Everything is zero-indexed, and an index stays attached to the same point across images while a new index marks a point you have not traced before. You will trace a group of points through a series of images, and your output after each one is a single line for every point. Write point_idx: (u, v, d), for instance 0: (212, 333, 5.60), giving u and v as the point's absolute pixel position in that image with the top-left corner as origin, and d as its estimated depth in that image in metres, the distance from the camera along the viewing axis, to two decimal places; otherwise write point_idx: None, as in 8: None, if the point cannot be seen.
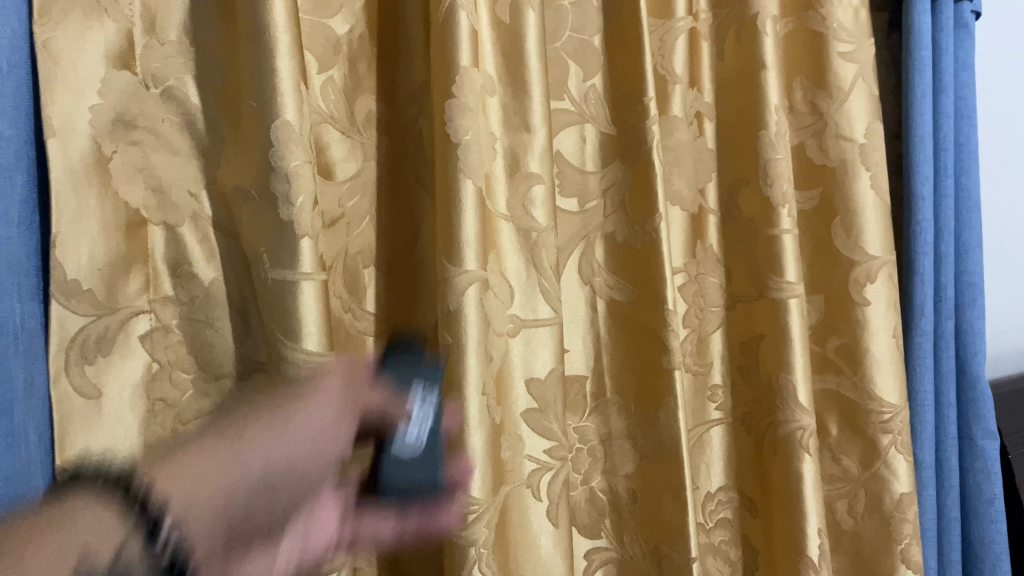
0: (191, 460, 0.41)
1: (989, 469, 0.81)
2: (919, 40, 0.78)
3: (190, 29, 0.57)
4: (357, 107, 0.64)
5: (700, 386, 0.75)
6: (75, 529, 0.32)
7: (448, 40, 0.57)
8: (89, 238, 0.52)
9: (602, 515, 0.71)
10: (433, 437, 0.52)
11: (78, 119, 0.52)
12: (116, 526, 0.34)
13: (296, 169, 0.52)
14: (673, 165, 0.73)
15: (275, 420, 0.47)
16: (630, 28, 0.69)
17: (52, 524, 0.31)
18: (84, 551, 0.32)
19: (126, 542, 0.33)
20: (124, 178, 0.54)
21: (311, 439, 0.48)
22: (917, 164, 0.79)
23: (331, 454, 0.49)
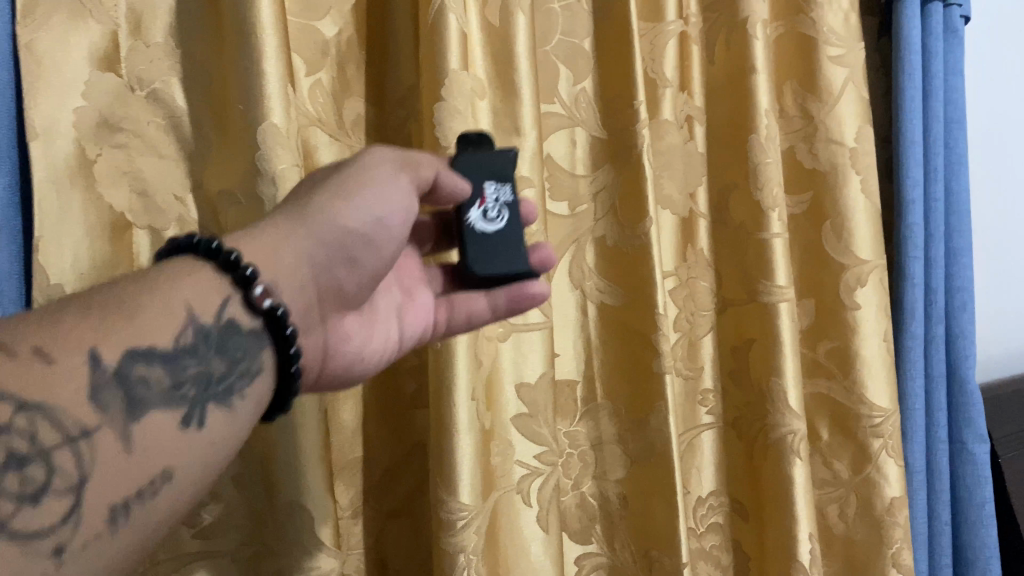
0: (279, 221, 0.44)
1: (979, 472, 0.81)
2: (909, 45, 0.78)
3: (177, 32, 0.57)
4: (346, 110, 0.64)
5: (690, 391, 0.75)
6: (179, 285, 0.38)
7: (436, 42, 0.57)
8: (73, 242, 0.51)
9: (592, 520, 0.71)
10: (508, 225, 0.54)
11: (61, 121, 0.51)
12: (219, 277, 0.40)
13: (284, 173, 0.52)
14: (663, 168, 0.73)
15: (347, 183, 0.46)
16: (621, 31, 0.69)
17: (159, 282, 0.38)
18: (188, 305, 0.38)
19: (230, 296, 0.40)
20: (109, 182, 0.53)
21: (369, 223, 0.46)
22: (907, 167, 0.79)
23: (396, 234, 0.48)
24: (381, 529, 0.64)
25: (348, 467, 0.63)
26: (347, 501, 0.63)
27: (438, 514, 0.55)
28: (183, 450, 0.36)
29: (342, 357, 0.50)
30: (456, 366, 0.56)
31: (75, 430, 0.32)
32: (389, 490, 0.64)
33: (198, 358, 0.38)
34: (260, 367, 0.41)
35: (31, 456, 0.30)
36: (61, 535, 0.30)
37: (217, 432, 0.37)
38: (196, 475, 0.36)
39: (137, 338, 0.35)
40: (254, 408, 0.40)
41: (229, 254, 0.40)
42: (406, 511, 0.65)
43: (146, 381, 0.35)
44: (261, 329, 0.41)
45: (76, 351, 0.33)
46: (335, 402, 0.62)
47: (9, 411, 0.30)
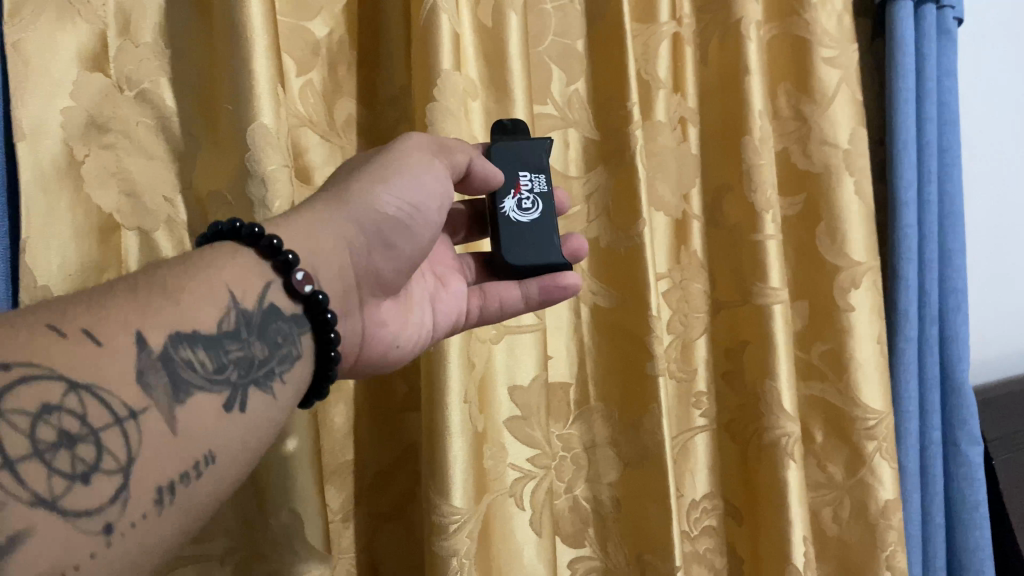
0: (319, 205, 0.45)
1: (973, 475, 0.81)
2: (903, 46, 0.78)
3: (166, 31, 0.56)
4: (337, 111, 0.64)
5: (684, 394, 0.75)
6: (220, 270, 0.39)
7: (428, 43, 0.56)
8: (60, 244, 0.50)
9: (585, 524, 0.71)
10: (542, 216, 0.56)
11: (49, 122, 0.50)
12: (260, 264, 0.41)
13: (273, 174, 0.52)
14: (656, 171, 0.73)
15: (383, 170, 0.47)
16: (614, 32, 0.68)
17: (200, 268, 0.38)
18: (230, 289, 0.38)
19: (271, 282, 0.41)
20: (97, 183, 0.53)
21: (405, 209, 0.48)
22: (901, 169, 0.78)
23: (431, 219, 0.50)
24: (374, 531, 0.64)
25: (339, 470, 0.62)
26: (339, 505, 0.63)
27: (429, 518, 0.55)
28: (228, 431, 0.35)
29: (379, 343, 0.51)
30: (448, 369, 0.55)
31: (124, 410, 0.31)
32: (381, 493, 0.64)
33: (242, 341, 0.38)
34: (299, 353, 0.41)
35: (81, 435, 0.29)
36: (108, 515, 0.29)
37: (259, 415, 0.37)
38: (238, 459, 0.36)
39: (184, 319, 0.35)
40: (294, 394, 0.40)
41: (271, 239, 0.41)
42: (399, 514, 0.64)
43: (193, 360, 0.35)
44: (299, 315, 0.42)
45: (124, 329, 0.33)
46: (326, 405, 0.62)
47: (59, 391, 0.29)
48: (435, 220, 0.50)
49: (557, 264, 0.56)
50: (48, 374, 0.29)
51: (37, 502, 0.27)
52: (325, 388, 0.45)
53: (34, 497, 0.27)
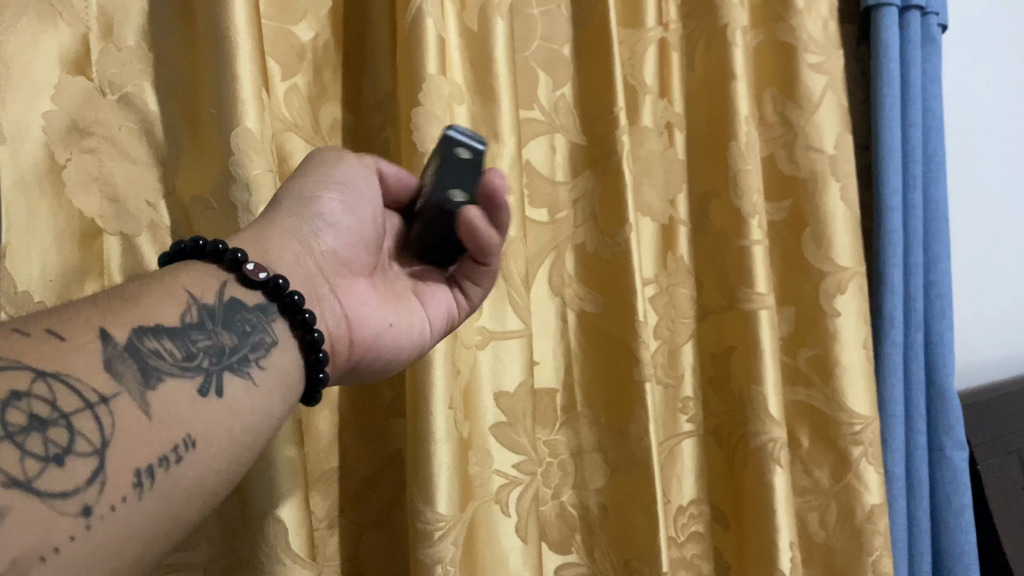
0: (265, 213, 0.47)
1: (958, 480, 0.82)
2: (887, 52, 0.79)
3: (149, 34, 0.56)
4: (322, 116, 0.63)
5: (671, 399, 0.75)
6: (176, 277, 0.40)
7: (413, 47, 0.56)
8: (41, 248, 0.50)
9: (572, 530, 0.70)
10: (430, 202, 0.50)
11: (29, 125, 0.50)
12: (213, 270, 0.42)
13: (257, 178, 0.51)
14: (643, 176, 0.73)
15: (321, 172, 0.49)
16: (600, 38, 0.68)
17: (157, 277, 0.39)
18: (188, 289, 0.39)
19: (227, 281, 0.41)
20: (79, 187, 0.52)
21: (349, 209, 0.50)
22: (886, 175, 0.79)
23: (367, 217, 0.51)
24: (357, 540, 0.64)
25: (323, 477, 0.62)
26: (323, 512, 0.62)
27: (414, 525, 0.54)
28: (207, 414, 0.36)
29: (365, 326, 0.49)
30: (434, 376, 0.55)
31: (94, 397, 0.32)
32: (365, 500, 0.64)
33: (209, 332, 0.39)
34: (273, 340, 0.41)
35: (52, 419, 0.30)
36: (86, 496, 0.30)
37: (238, 398, 0.38)
38: (222, 443, 0.36)
39: (145, 316, 0.36)
40: (277, 379, 0.40)
41: (215, 244, 0.42)
42: (383, 520, 0.64)
43: (160, 350, 0.36)
44: (268, 306, 0.42)
45: (87, 326, 0.34)
46: (311, 414, 0.61)
47: (29, 378, 0.30)
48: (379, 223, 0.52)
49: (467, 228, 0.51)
50: (16, 365, 0.30)
51: (13, 483, 0.28)
52: (324, 375, 0.44)
53: (11, 478, 0.28)
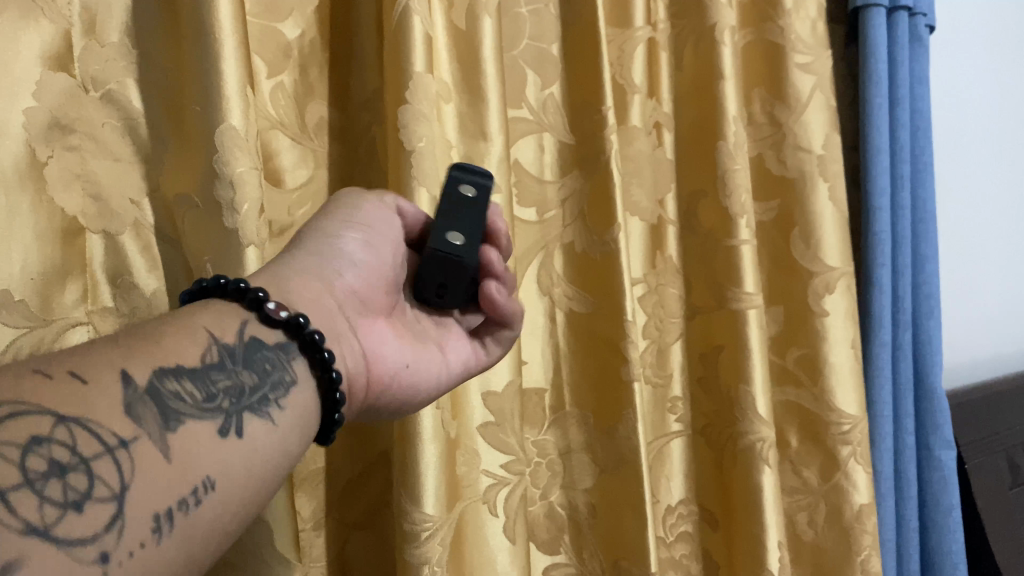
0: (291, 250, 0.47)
1: (946, 479, 0.82)
2: (875, 53, 0.79)
3: (133, 31, 0.56)
4: (309, 114, 0.63)
5: (660, 399, 0.75)
6: (196, 316, 0.39)
7: (401, 45, 0.56)
8: (22, 247, 0.49)
9: (561, 531, 0.70)
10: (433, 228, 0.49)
11: (10, 122, 0.49)
12: (233, 308, 0.40)
13: (242, 176, 0.51)
14: (632, 175, 0.73)
15: (344, 213, 0.49)
16: (589, 38, 0.68)
17: (176, 316, 0.38)
18: (208, 331, 0.38)
19: (248, 319, 0.40)
20: (61, 185, 0.51)
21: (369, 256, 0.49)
22: (874, 175, 0.79)
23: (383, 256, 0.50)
24: (345, 540, 0.63)
25: (311, 477, 0.61)
26: (309, 513, 0.61)
27: (401, 526, 0.54)
28: (229, 455, 0.34)
29: (379, 369, 0.48)
30: None
31: (114, 441, 0.30)
32: (352, 502, 0.64)
33: (228, 372, 0.37)
34: (293, 378, 0.40)
35: (72, 465, 0.29)
36: (104, 543, 0.28)
37: (259, 439, 0.36)
38: (243, 484, 0.35)
39: (165, 357, 0.35)
40: (296, 418, 0.39)
41: (237, 282, 0.41)
42: (370, 522, 0.64)
43: (180, 392, 0.34)
44: (288, 344, 0.41)
45: (108, 369, 0.32)
46: None
47: (49, 422, 0.29)
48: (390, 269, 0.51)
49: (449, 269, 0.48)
50: (37, 409, 0.29)
51: (31, 529, 0.26)
52: (340, 417, 0.42)
53: (27, 524, 0.26)
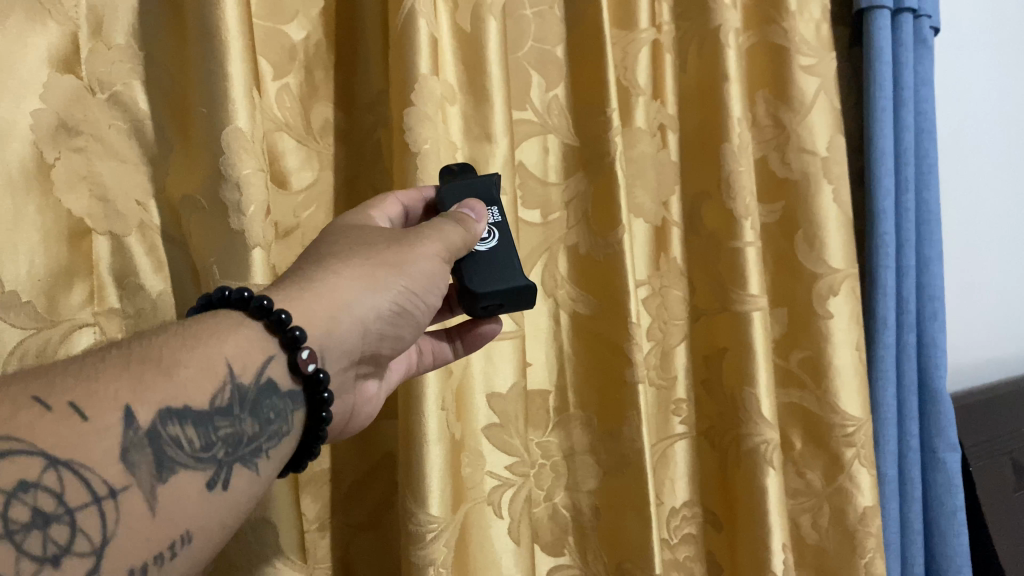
0: (353, 255, 0.45)
1: (951, 481, 0.81)
2: (880, 55, 0.79)
3: (139, 32, 0.56)
4: (313, 116, 0.63)
5: (663, 401, 0.74)
6: (221, 343, 0.38)
7: (406, 48, 0.56)
8: (28, 249, 0.49)
9: (565, 532, 0.70)
10: (500, 245, 0.52)
11: (17, 124, 0.49)
12: (265, 338, 0.40)
13: (248, 177, 0.51)
14: (635, 177, 0.73)
15: (392, 259, 0.46)
16: (593, 39, 0.68)
17: (201, 340, 0.37)
18: (228, 363, 0.38)
19: (274, 356, 0.40)
20: (67, 186, 0.52)
21: (419, 296, 0.47)
22: (878, 177, 0.79)
23: (418, 312, 0.48)
24: (349, 542, 0.63)
25: (315, 478, 0.62)
26: (314, 514, 0.62)
27: (407, 527, 0.54)
28: (209, 510, 0.35)
29: (365, 403, 0.53)
30: (426, 378, 0.55)
31: (104, 489, 0.31)
32: (357, 502, 0.64)
33: (233, 417, 0.38)
34: (288, 429, 0.41)
35: (56, 515, 0.30)
36: None
37: (241, 493, 0.37)
38: (214, 538, 0.36)
39: (175, 394, 0.35)
40: (276, 469, 0.40)
41: (294, 331, 0.40)
42: (375, 523, 0.64)
43: (181, 437, 0.35)
44: (296, 391, 0.41)
45: (113, 404, 0.32)
46: None
47: (38, 467, 0.29)
48: (437, 303, 0.49)
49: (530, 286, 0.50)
50: (28, 451, 0.29)
51: None
52: (306, 460, 0.45)
53: None
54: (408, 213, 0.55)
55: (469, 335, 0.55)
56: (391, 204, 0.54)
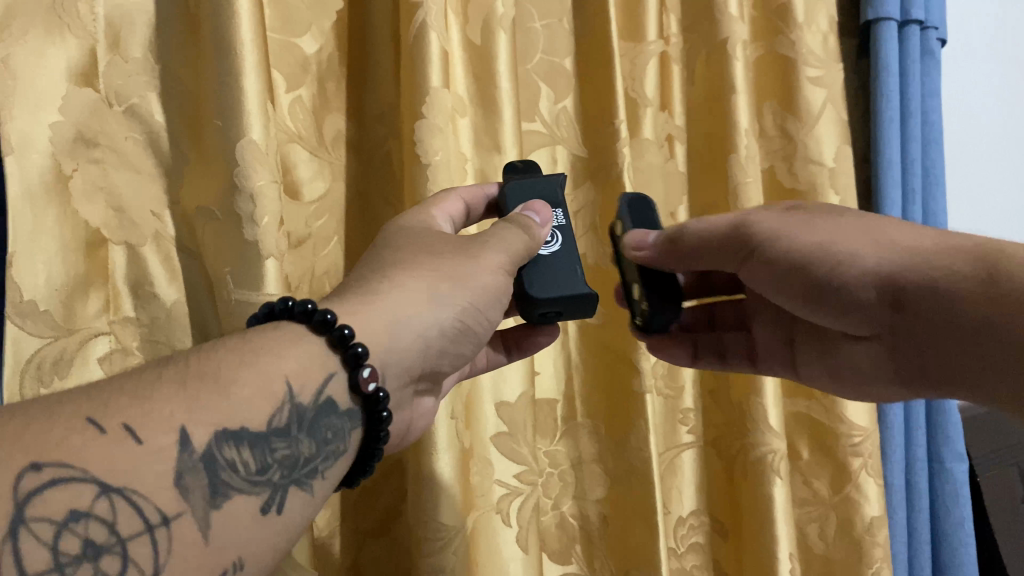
0: (416, 267, 0.46)
1: (958, 492, 0.82)
2: (886, 66, 0.79)
3: (155, 44, 0.56)
4: (326, 127, 0.64)
5: (671, 409, 0.75)
6: (280, 361, 0.38)
7: (418, 61, 0.57)
8: (46, 258, 0.50)
9: (573, 541, 0.71)
10: (562, 250, 0.53)
11: (36, 136, 0.50)
12: (327, 354, 0.41)
13: (261, 189, 0.52)
14: (644, 187, 0.74)
15: (452, 274, 0.47)
16: (601, 51, 0.69)
17: (259, 356, 0.38)
18: (287, 382, 0.38)
19: (335, 374, 0.40)
20: (84, 198, 0.53)
21: (476, 310, 0.48)
22: (885, 188, 0.79)
23: (476, 328, 0.49)
24: (359, 549, 0.64)
25: None
26: (325, 522, 0.62)
27: (418, 534, 0.55)
28: (263, 535, 0.35)
29: (420, 418, 0.52)
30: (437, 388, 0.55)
31: (157, 517, 0.31)
32: (366, 509, 0.65)
33: (290, 438, 0.38)
34: (345, 448, 0.41)
35: (108, 545, 0.30)
36: None
37: (294, 516, 0.37)
38: (266, 562, 0.36)
39: (230, 416, 0.35)
40: (331, 488, 0.40)
41: (356, 348, 0.40)
42: (384, 530, 0.65)
43: (237, 461, 0.35)
44: (354, 410, 0.41)
45: (167, 425, 0.33)
46: None
47: (90, 495, 0.30)
48: (496, 319, 0.50)
49: (589, 294, 0.50)
50: (81, 477, 0.30)
51: None
52: (367, 470, 0.45)
53: None
54: (466, 209, 0.55)
55: (523, 343, 0.59)
56: (450, 200, 0.53)
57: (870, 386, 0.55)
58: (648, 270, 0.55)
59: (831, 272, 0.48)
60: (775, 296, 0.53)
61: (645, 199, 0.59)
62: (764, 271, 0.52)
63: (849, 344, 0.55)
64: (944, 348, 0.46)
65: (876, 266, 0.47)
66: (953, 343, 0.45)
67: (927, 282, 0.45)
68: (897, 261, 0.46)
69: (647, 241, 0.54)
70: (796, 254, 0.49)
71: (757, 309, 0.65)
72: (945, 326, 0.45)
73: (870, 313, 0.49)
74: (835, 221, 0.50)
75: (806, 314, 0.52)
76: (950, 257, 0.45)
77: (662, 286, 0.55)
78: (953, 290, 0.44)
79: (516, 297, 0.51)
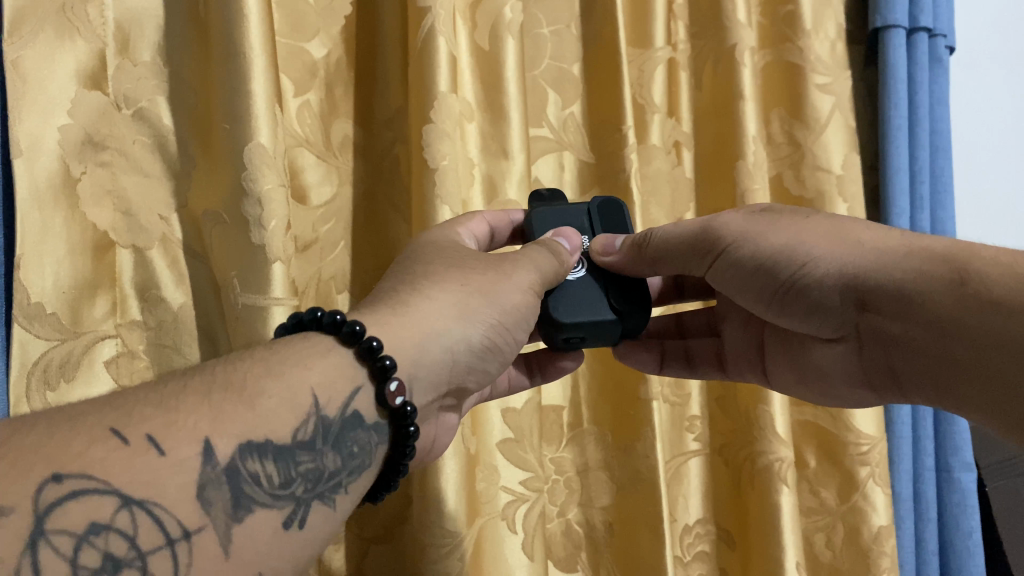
0: (444, 280, 0.46)
1: (967, 501, 0.81)
2: (894, 74, 0.79)
3: (165, 49, 0.57)
4: (333, 132, 0.64)
5: (677, 417, 0.75)
6: (308, 372, 0.38)
7: (426, 66, 0.57)
8: (53, 262, 0.50)
9: (578, 548, 0.70)
10: (586, 276, 0.55)
11: (44, 138, 0.50)
12: (355, 366, 0.40)
13: (270, 192, 0.52)
14: (651, 194, 0.73)
15: (479, 287, 0.47)
16: (609, 58, 0.69)
17: (287, 367, 0.38)
18: (314, 395, 0.38)
19: (362, 387, 0.40)
20: (93, 201, 0.53)
21: (502, 325, 0.47)
22: (892, 195, 0.79)
23: (504, 342, 0.48)
24: (363, 555, 0.64)
25: None
26: None
27: (423, 541, 0.55)
28: (284, 550, 0.35)
29: (443, 433, 0.52)
30: None
31: (178, 531, 0.31)
32: (371, 515, 0.65)
33: (315, 452, 0.37)
34: (370, 463, 0.40)
35: (128, 559, 0.29)
36: None
37: (317, 531, 0.37)
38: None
39: (256, 428, 0.34)
40: (354, 503, 0.40)
41: (384, 361, 0.40)
42: (390, 536, 0.64)
43: (261, 474, 0.34)
44: (381, 424, 0.41)
45: (190, 437, 0.32)
46: None
47: (111, 507, 0.29)
48: (522, 339, 0.50)
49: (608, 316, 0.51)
50: (102, 489, 0.29)
51: None
52: (394, 482, 0.44)
53: None
54: (491, 232, 0.56)
55: (548, 368, 0.60)
56: (476, 221, 0.54)
57: (839, 389, 0.55)
58: (618, 276, 0.55)
59: (796, 270, 0.48)
60: (742, 298, 0.53)
61: (618, 204, 0.60)
62: (731, 272, 0.52)
63: (817, 345, 0.55)
64: (911, 346, 0.46)
65: (841, 264, 0.47)
66: (922, 342, 0.45)
67: (892, 281, 0.45)
68: (862, 260, 0.46)
69: (614, 246, 0.55)
70: (762, 253, 0.50)
71: (728, 314, 0.65)
72: (910, 325, 0.45)
73: (836, 310, 0.49)
74: (801, 221, 0.50)
75: (773, 315, 0.53)
76: (916, 257, 0.44)
77: (637, 289, 0.55)
78: (919, 289, 0.44)
79: (540, 320, 0.52)
